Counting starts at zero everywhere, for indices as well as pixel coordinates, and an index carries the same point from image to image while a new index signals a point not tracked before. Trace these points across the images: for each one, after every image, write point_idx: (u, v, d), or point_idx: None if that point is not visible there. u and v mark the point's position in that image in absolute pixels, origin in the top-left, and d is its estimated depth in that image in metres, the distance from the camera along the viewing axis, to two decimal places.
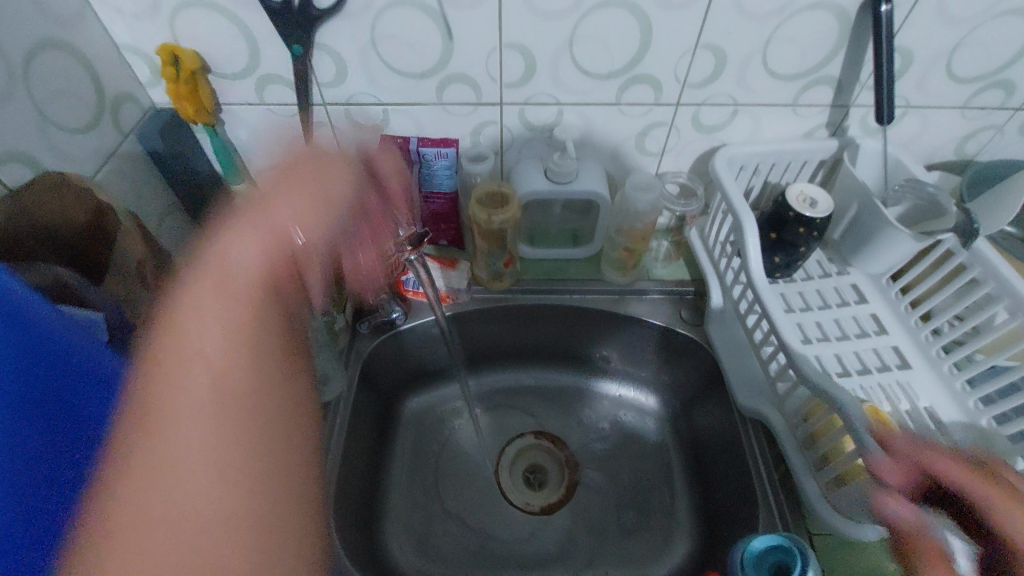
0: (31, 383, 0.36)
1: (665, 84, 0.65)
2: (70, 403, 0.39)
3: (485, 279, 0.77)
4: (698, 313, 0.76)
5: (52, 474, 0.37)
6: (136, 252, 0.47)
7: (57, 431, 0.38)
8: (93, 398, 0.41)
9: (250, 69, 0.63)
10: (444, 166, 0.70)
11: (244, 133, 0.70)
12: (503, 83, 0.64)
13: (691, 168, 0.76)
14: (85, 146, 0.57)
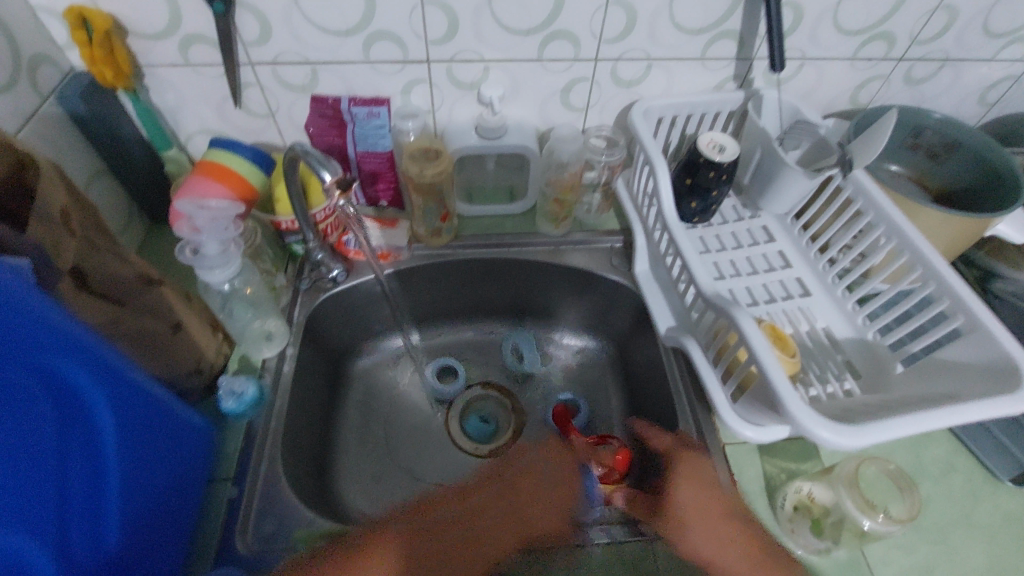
0: None
1: (582, 40, 0.69)
2: (21, 354, 0.35)
3: (424, 236, 0.80)
4: (628, 259, 0.81)
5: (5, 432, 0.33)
6: (57, 198, 0.43)
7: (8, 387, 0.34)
8: (46, 352, 0.37)
9: (171, 29, 0.62)
10: (378, 126, 0.73)
11: (171, 96, 0.70)
12: (428, 40, 0.67)
13: (614, 122, 0.80)
14: (1, 107, 0.56)
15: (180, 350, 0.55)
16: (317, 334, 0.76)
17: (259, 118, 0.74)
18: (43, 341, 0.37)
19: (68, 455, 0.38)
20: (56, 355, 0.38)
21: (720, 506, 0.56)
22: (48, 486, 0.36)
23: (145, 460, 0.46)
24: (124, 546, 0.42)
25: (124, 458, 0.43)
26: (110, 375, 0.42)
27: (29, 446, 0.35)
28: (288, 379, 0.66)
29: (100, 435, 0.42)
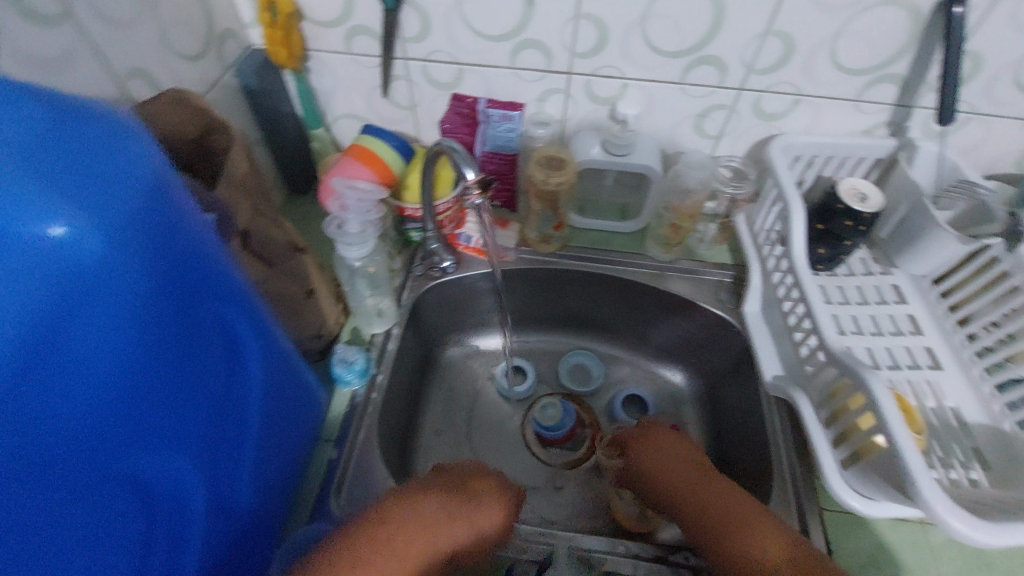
0: (192, 274, 0.35)
1: (731, 67, 0.67)
2: (219, 300, 0.38)
3: (534, 240, 0.81)
4: (737, 296, 0.77)
5: (187, 368, 0.35)
6: (241, 164, 0.49)
7: (202, 328, 0.36)
8: (233, 303, 0.40)
9: (342, 18, 0.67)
10: (509, 128, 0.75)
11: (328, 79, 0.76)
12: (574, 52, 0.67)
13: (745, 154, 0.78)
14: (194, 74, 0.62)
15: (308, 315, 0.59)
16: (419, 319, 0.79)
17: (400, 109, 0.78)
18: (232, 290, 0.39)
19: (230, 399, 0.41)
20: (240, 306, 0.40)
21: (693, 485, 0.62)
22: (209, 425, 0.38)
23: (273, 410, 0.49)
24: (251, 489, 0.46)
25: (263, 406, 0.46)
26: (268, 331, 0.45)
27: (200, 384, 0.37)
28: (391, 356, 0.69)
29: (251, 386, 0.44)
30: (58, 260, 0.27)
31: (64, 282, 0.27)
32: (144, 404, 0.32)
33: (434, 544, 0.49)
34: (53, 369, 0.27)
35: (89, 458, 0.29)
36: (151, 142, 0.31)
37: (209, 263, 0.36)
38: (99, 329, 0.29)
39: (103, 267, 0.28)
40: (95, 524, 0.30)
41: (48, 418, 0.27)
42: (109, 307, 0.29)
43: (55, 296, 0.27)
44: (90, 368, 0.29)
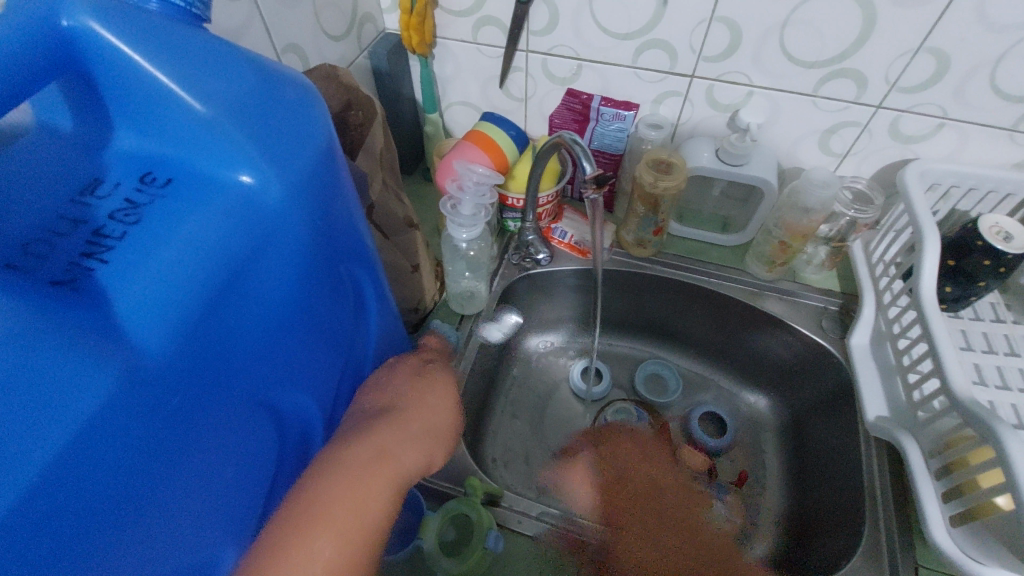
0: (346, 237, 0.36)
1: (871, 83, 0.63)
2: (363, 266, 0.39)
3: (629, 243, 0.79)
4: (842, 326, 0.73)
5: (326, 326, 0.37)
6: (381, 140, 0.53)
7: (344, 290, 0.38)
8: (373, 272, 0.41)
9: (474, 8, 0.70)
10: (619, 128, 0.75)
11: (450, 67, 0.78)
12: (701, 55, 0.66)
13: (871, 176, 0.73)
14: (336, 52, 0.67)
15: (411, 288, 0.62)
16: (507, 308, 0.80)
17: (514, 100, 0.80)
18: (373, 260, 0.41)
19: (354, 363, 0.42)
20: (377, 276, 0.42)
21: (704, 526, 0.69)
22: (337, 375, 0.40)
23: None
24: None
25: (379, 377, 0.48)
26: (393, 304, 0.46)
27: (335, 334, 0.38)
28: (478, 339, 0.71)
29: (373, 355, 0.45)
30: (242, 206, 0.29)
31: (246, 226, 0.29)
32: (291, 345, 0.34)
33: (419, 455, 0.42)
34: (230, 304, 0.29)
35: (246, 390, 0.32)
36: (321, 104, 0.32)
37: (362, 229, 0.37)
38: (266, 271, 0.31)
39: (277, 216, 0.30)
40: (247, 453, 0.32)
41: (219, 348, 0.29)
42: (277, 252, 0.31)
43: (239, 239, 0.29)
44: (255, 307, 0.31)
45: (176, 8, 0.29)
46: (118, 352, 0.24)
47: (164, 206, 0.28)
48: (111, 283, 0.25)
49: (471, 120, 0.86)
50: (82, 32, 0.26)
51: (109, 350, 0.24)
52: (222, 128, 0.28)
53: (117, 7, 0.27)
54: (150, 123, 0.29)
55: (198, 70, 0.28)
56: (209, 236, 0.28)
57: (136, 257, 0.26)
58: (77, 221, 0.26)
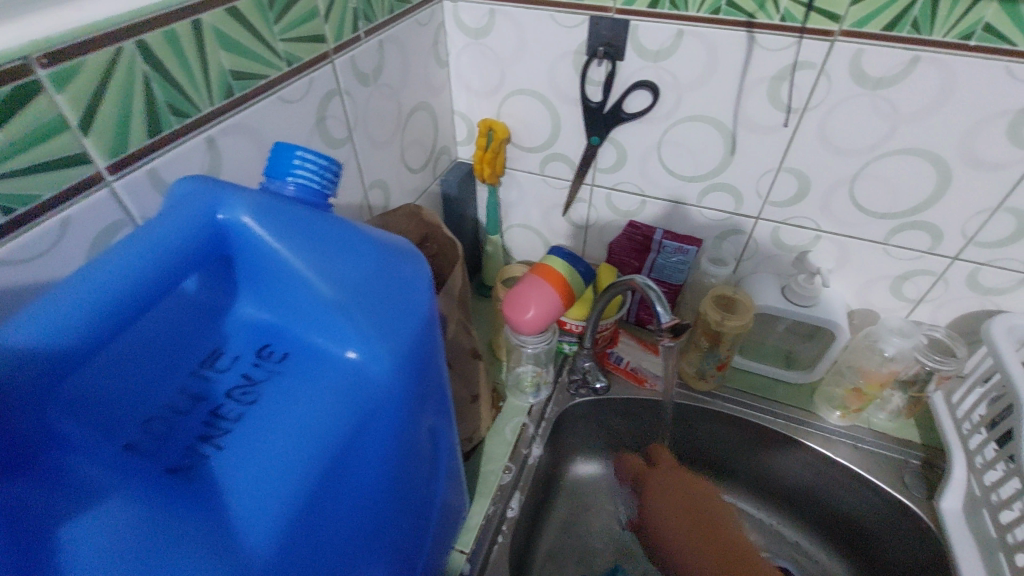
0: (428, 405, 0.36)
1: (948, 236, 0.62)
2: (433, 428, 0.39)
3: (689, 375, 0.76)
4: (927, 483, 0.66)
5: (405, 494, 0.36)
6: (461, 279, 0.55)
7: (421, 454, 0.37)
8: (441, 428, 0.41)
9: (545, 146, 0.74)
10: (681, 260, 0.74)
11: (515, 194, 0.82)
12: (768, 200, 0.67)
13: (948, 324, 0.70)
14: (414, 182, 0.71)
15: (468, 418, 0.61)
16: (558, 435, 0.75)
17: (575, 227, 0.82)
18: (442, 416, 0.40)
19: (421, 521, 0.41)
20: (443, 431, 0.41)
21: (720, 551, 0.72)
22: (405, 535, 0.38)
23: (440, 533, 0.48)
24: None
25: (436, 529, 0.46)
26: (453, 453, 0.45)
27: (410, 494, 0.37)
28: (530, 472, 0.68)
29: (434, 507, 0.44)
30: (350, 383, 0.30)
31: (356, 407, 0.29)
32: (377, 518, 0.33)
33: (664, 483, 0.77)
34: (330, 488, 0.29)
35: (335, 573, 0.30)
36: (430, 277, 0.33)
37: (437, 393, 0.37)
38: (367, 449, 0.31)
39: (384, 394, 0.30)
40: None
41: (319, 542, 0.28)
42: (379, 427, 0.31)
43: (347, 421, 0.29)
44: (353, 486, 0.30)
45: (312, 191, 0.33)
46: (226, 558, 0.24)
47: (278, 385, 0.29)
48: (225, 471, 0.26)
49: (530, 241, 0.88)
50: (236, 224, 0.30)
51: (218, 552, 0.24)
52: (342, 310, 0.30)
53: (269, 201, 0.30)
54: (273, 297, 0.31)
55: (327, 255, 0.30)
56: (318, 421, 0.28)
57: (252, 444, 0.27)
58: (196, 398, 0.28)
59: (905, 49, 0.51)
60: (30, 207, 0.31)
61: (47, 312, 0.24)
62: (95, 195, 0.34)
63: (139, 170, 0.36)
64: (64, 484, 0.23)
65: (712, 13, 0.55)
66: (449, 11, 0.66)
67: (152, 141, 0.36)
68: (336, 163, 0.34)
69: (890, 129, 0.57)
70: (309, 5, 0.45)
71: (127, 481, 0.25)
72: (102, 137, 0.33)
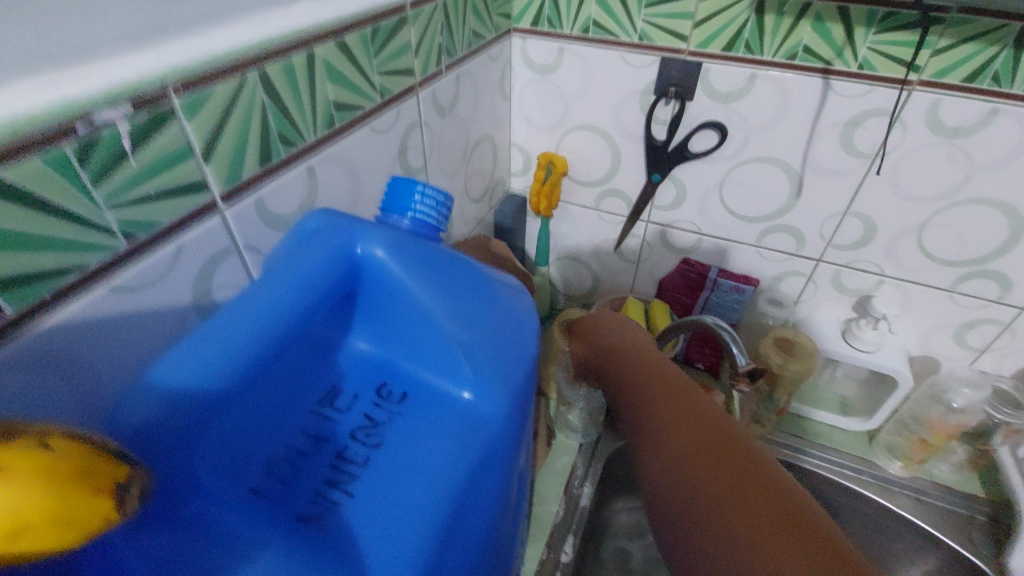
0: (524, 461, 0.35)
1: (1018, 286, 0.61)
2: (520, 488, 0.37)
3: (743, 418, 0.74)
4: (997, 542, 0.64)
5: (501, 556, 0.34)
6: None
7: (513, 514, 0.36)
8: (524, 486, 0.39)
9: (602, 181, 0.74)
10: (737, 300, 0.73)
11: (567, 227, 0.82)
12: (831, 243, 0.66)
13: (1013, 374, 0.68)
14: (474, 213, 0.71)
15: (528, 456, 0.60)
16: (607, 476, 0.73)
17: (626, 262, 0.82)
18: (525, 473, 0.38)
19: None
20: (525, 487, 0.40)
21: (721, 461, 0.39)
22: None
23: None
24: None
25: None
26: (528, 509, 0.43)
27: (501, 556, 0.35)
28: (583, 514, 0.65)
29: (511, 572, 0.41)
30: (475, 428, 0.29)
31: (482, 453, 0.28)
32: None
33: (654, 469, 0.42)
34: (457, 543, 0.27)
35: None
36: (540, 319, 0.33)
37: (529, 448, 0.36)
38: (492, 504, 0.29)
39: (506, 444, 0.29)
40: None
41: None
42: (503, 477, 0.29)
43: (473, 468, 0.28)
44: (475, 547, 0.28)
45: (428, 228, 0.33)
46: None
47: (400, 428, 0.29)
48: (359, 520, 0.25)
49: (577, 275, 0.87)
50: (366, 260, 0.30)
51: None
52: (465, 349, 0.29)
53: (396, 237, 0.31)
54: (391, 336, 0.31)
55: (454, 294, 0.30)
56: (448, 467, 0.27)
57: (383, 489, 0.26)
58: (320, 440, 0.27)
59: (986, 101, 0.51)
60: (151, 233, 0.30)
61: (198, 348, 0.24)
62: (208, 223, 0.33)
63: (247, 199, 0.35)
64: (207, 535, 0.22)
65: (788, 58, 0.56)
66: (517, 47, 0.67)
67: (262, 170, 0.36)
68: (449, 200, 0.34)
69: (965, 178, 0.56)
70: (404, 40, 0.46)
71: (269, 530, 0.23)
72: (221, 164, 0.33)
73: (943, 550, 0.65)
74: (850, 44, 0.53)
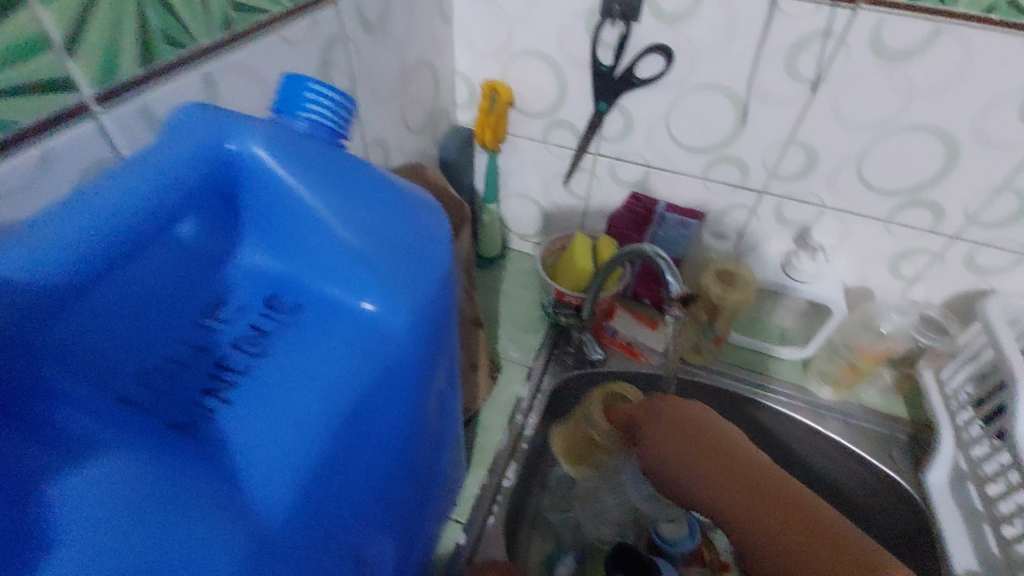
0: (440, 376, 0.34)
1: (950, 215, 0.62)
2: (441, 403, 0.37)
3: (685, 350, 0.76)
4: (913, 458, 0.68)
5: (414, 466, 0.34)
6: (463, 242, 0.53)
7: (430, 427, 0.36)
8: (446, 400, 0.39)
9: (549, 112, 0.72)
10: (682, 234, 0.73)
11: (515, 161, 0.79)
12: (774, 174, 0.66)
13: (940, 303, 0.71)
14: (414, 143, 0.68)
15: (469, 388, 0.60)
16: (553, 409, 0.75)
17: (575, 197, 0.80)
18: (447, 388, 0.38)
19: (422, 499, 0.39)
20: (449, 402, 0.39)
21: (788, 513, 0.39)
22: (408, 507, 0.37)
23: (442, 499, 0.47)
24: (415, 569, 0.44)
25: (435, 500, 0.44)
26: (456, 424, 0.44)
27: (421, 460, 0.36)
28: (527, 443, 0.67)
29: (434, 481, 0.42)
30: (373, 341, 0.28)
31: (378, 363, 0.28)
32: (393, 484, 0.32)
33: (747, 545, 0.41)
34: (345, 451, 0.27)
35: (349, 544, 0.29)
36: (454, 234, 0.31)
37: (447, 364, 0.36)
38: (391, 416, 0.29)
39: (409, 357, 0.28)
40: None
41: (336, 508, 0.27)
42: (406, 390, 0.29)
43: (367, 378, 0.27)
44: (372, 452, 0.28)
45: (326, 130, 0.30)
46: (242, 522, 0.23)
47: (288, 338, 0.28)
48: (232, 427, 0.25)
49: (528, 212, 0.86)
50: (250, 161, 0.27)
51: (228, 512, 0.23)
52: (360, 258, 0.28)
53: (283, 136, 0.28)
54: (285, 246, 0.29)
55: (351, 202, 0.28)
56: (335, 377, 0.27)
57: (265, 397, 0.26)
58: (198, 349, 0.27)
59: (929, 20, 0.50)
60: (6, 134, 0.27)
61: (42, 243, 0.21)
62: (81, 127, 0.30)
63: (130, 104, 0.32)
64: (57, 437, 0.22)
65: None
66: None
67: (145, 73, 0.33)
68: (351, 101, 0.31)
69: (905, 104, 0.56)
70: None
71: (131, 435, 0.23)
72: (90, 61, 0.30)
73: (863, 466, 0.69)
74: None
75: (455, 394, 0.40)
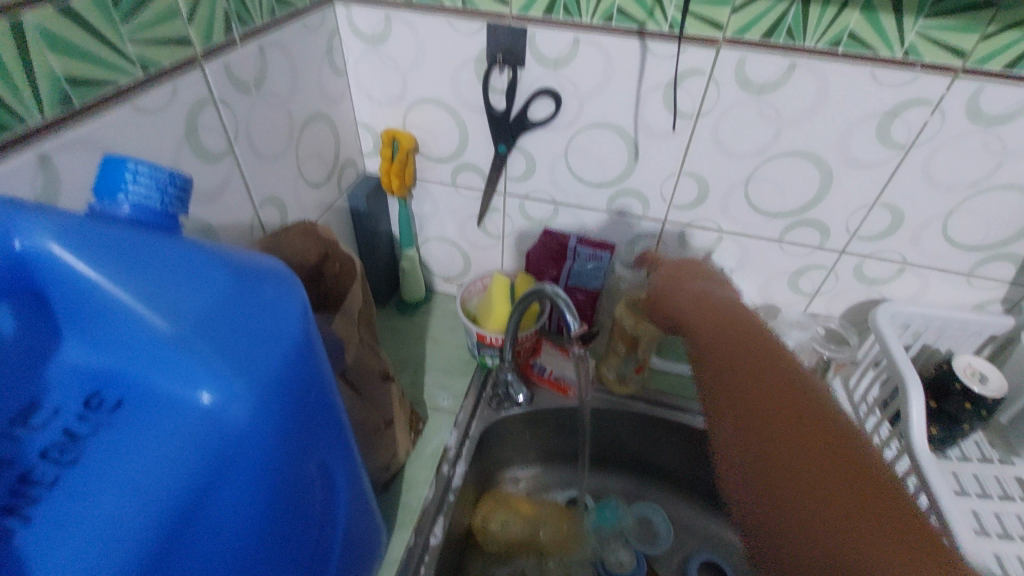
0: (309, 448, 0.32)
1: (834, 232, 0.66)
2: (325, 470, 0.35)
3: (610, 380, 0.76)
4: None
5: (286, 546, 0.32)
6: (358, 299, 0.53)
7: (310, 500, 0.33)
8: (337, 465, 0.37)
9: (454, 156, 0.72)
10: (596, 267, 0.74)
11: (428, 206, 0.79)
12: (672, 204, 0.69)
13: (841, 314, 0.75)
14: (316, 197, 0.67)
15: (384, 444, 0.58)
16: (484, 452, 0.73)
17: (491, 238, 0.81)
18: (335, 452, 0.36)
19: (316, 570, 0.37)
20: (341, 466, 0.37)
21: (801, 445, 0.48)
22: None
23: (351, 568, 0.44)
24: None
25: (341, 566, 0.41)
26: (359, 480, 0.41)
27: (303, 541, 0.34)
28: (455, 492, 0.65)
29: (332, 550, 0.39)
30: (202, 430, 0.26)
31: (202, 455, 0.26)
32: (253, 573, 0.30)
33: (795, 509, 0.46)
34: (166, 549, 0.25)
35: None
36: (303, 298, 0.31)
37: (323, 428, 0.34)
38: (224, 505, 0.28)
39: (244, 440, 0.27)
40: None
41: None
42: (244, 471, 0.28)
43: (185, 476, 0.26)
44: (202, 545, 0.27)
45: (150, 209, 0.30)
46: None
47: (104, 439, 0.26)
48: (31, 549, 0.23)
49: (447, 254, 0.85)
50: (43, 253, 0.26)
51: None
52: (178, 343, 0.26)
53: (83, 225, 0.27)
54: (100, 337, 0.27)
55: (170, 282, 0.27)
56: (149, 484, 0.25)
57: (67, 514, 0.24)
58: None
59: (784, 56, 0.54)
60: None
61: None
62: None
63: None
64: None
65: (606, 20, 0.56)
66: (343, 17, 0.63)
67: None
68: (180, 177, 0.32)
69: (776, 132, 0.59)
70: (166, 5, 0.41)
71: None
72: None
73: None
74: (658, 5, 0.54)
75: (349, 454, 0.38)
